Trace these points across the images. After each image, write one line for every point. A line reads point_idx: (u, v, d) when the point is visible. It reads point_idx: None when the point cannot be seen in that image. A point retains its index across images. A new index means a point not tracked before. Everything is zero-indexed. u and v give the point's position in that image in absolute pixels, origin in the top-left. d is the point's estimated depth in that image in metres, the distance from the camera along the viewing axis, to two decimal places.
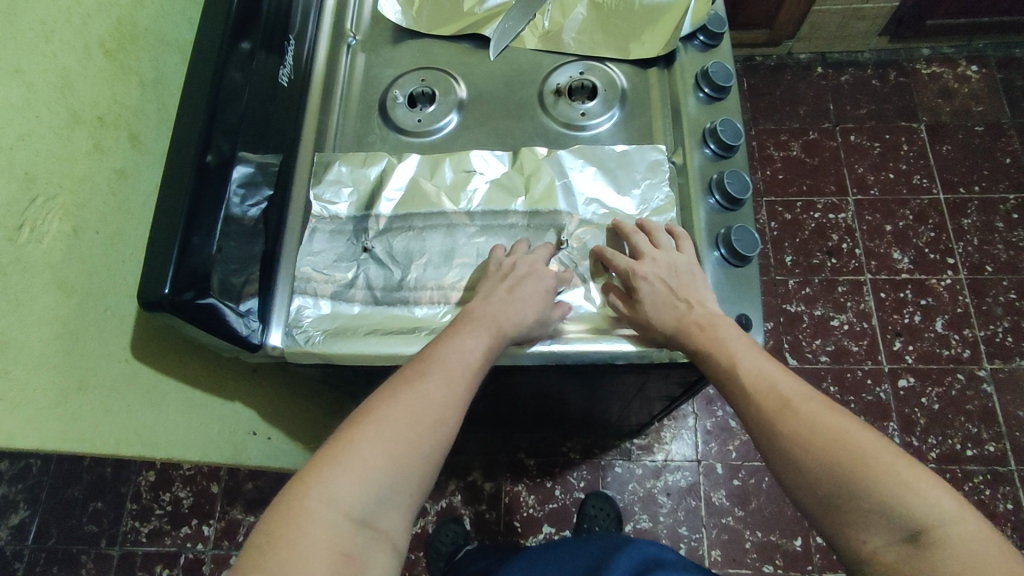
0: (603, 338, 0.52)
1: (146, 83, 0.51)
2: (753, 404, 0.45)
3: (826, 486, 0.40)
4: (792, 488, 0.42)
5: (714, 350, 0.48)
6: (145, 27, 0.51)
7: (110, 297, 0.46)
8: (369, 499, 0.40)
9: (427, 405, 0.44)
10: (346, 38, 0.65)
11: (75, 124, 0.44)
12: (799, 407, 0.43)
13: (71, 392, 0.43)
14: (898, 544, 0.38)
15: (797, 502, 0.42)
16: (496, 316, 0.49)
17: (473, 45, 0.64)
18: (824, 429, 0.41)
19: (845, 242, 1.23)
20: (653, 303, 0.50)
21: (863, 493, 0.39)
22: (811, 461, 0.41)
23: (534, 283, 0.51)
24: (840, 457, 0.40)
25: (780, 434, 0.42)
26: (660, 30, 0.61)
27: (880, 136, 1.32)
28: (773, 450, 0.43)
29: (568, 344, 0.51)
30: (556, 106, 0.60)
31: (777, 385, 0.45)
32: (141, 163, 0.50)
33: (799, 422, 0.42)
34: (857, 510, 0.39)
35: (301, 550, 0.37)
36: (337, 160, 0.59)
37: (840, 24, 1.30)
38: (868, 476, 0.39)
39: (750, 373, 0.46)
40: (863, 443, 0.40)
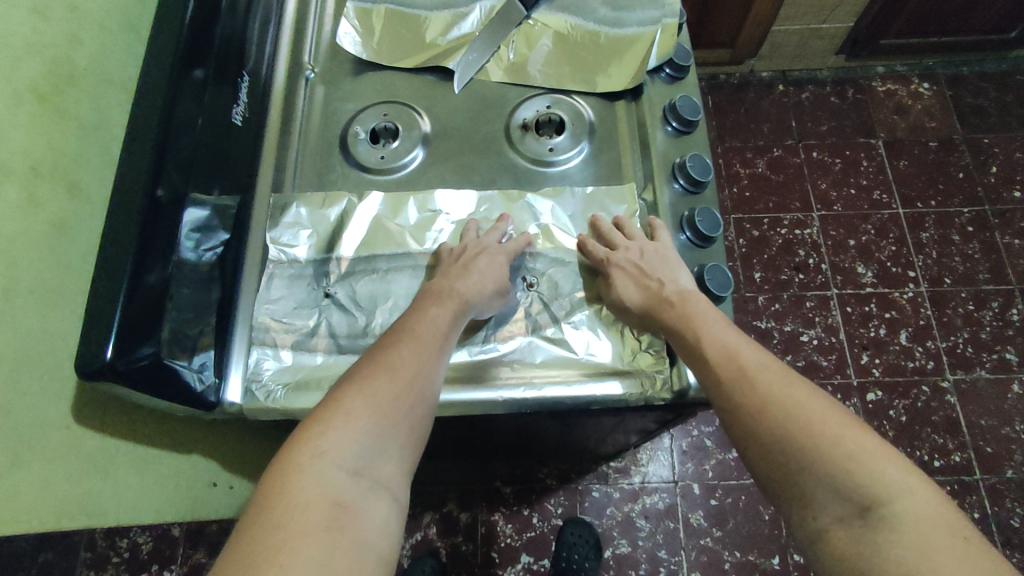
0: (610, 376, 0.49)
1: (86, 127, 0.48)
2: (711, 374, 0.44)
3: (781, 457, 0.40)
4: (750, 458, 0.41)
5: (685, 324, 0.47)
6: (83, 67, 0.48)
7: (49, 360, 0.43)
8: (362, 448, 0.39)
9: (406, 364, 0.44)
10: (304, 70, 0.63)
11: (5, 177, 0.40)
12: (758, 378, 0.43)
13: (5, 469, 0.39)
14: (847, 518, 0.37)
15: (757, 475, 0.42)
16: (456, 286, 0.48)
17: (437, 78, 0.62)
18: (784, 402, 0.41)
19: (811, 258, 1.25)
20: (626, 286, 0.50)
21: (816, 464, 0.38)
22: (769, 432, 0.40)
23: (489, 260, 0.50)
24: (795, 427, 0.40)
25: (739, 407, 0.42)
26: (626, 62, 0.60)
27: (841, 152, 1.35)
28: (734, 421, 0.42)
29: (573, 389, 0.48)
30: (523, 140, 0.59)
31: (739, 355, 0.44)
32: (79, 213, 0.46)
33: (756, 394, 0.42)
34: (813, 482, 0.38)
35: (299, 497, 0.37)
36: (295, 201, 0.56)
37: (799, 43, 1.34)
38: (822, 450, 0.38)
39: (713, 341, 0.45)
40: (819, 417, 0.40)
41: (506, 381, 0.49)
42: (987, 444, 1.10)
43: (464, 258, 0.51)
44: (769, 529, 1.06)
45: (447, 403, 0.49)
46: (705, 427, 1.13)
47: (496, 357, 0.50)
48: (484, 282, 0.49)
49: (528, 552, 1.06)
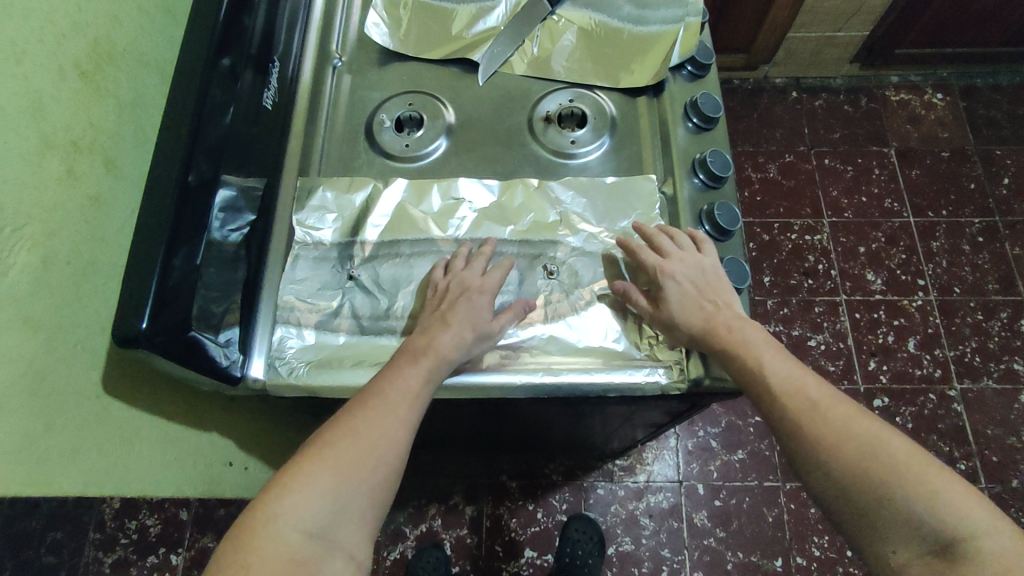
0: (628, 365, 0.50)
1: (123, 106, 0.49)
2: (778, 404, 0.45)
3: (854, 496, 0.41)
4: (823, 491, 0.42)
5: (744, 351, 0.47)
6: (123, 47, 0.49)
7: (82, 330, 0.44)
8: (319, 514, 0.41)
9: (370, 427, 0.44)
10: (331, 59, 0.64)
11: (47, 150, 0.42)
12: (828, 411, 0.43)
13: (38, 433, 0.40)
14: (927, 555, 0.38)
15: (828, 510, 0.43)
16: (434, 343, 0.47)
17: (462, 70, 0.64)
18: (861, 437, 0.42)
19: (821, 263, 1.26)
20: (680, 303, 0.50)
21: (892, 505, 0.39)
22: (839, 469, 0.41)
23: (467, 305, 0.49)
24: (873, 463, 0.40)
25: (808, 439, 0.43)
26: (649, 59, 0.61)
27: (853, 159, 1.35)
28: (804, 455, 0.43)
29: (592, 376, 0.49)
30: (545, 133, 0.60)
31: (804, 388, 0.45)
32: (114, 189, 0.48)
33: (823, 432, 0.43)
34: (891, 519, 0.39)
35: (250, 565, 0.38)
36: (322, 185, 0.57)
37: (814, 51, 1.35)
38: (903, 486, 0.39)
39: (774, 372, 0.46)
40: (902, 454, 0.40)
41: (527, 367, 0.50)
42: (993, 453, 1.11)
43: (444, 304, 0.50)
44: (773, 532, 1.06)
45: (469, 384, 0.49)
46: (711, 428, 1.14)
47: (515, 342, 0.51)
48: (460, 337, 0.48)
49: (532, 546, 1.07)
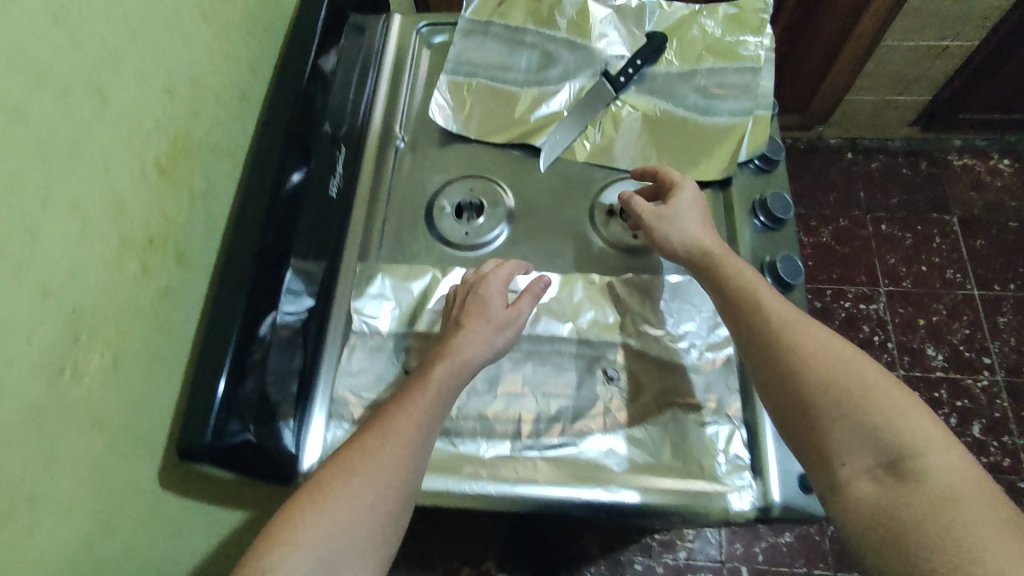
0: (693, 487, 0.47)
1: (195, 196, 0.50)
2: (763, 316, 0.47)
3: (814, 409, 0.43)
4: (786, 398, 0.44)
5: (744, 274, 0.50)
6: (200, 139, 0.50)
7: (144, 425, 0.44)
8: (317, 561, 0.39)
9: (370, 464, 0.43)
10: (394, 140, 0.65)
11: (125, 250, 0.42)
12: (808, 328, 0.46)
13: (97, 537, 0.40)
14: (877, 468, 0.40)
15: (786, 421, 0.45)
16: (456, 353, 0.48)
17: (523, 155, 0.63)
18: (837, 358, 0.44)
19: (877, 335, 1.21)
20: (691, 204, 0.54)
21: (849, 418, 0.42)
22: (804, 381, 0.44)
23: (481, 304, 0.51)
24: (843, 380, 0.43)
25: (790, 348, 0.45)
26: (717, 154, 0.59)
27: (912, 226, 1.30)
28: (781, 360, 0.45)
29: (654, 497, 0.47)
30: (607, 225, 0.60)
31: (787, 307, 0.48)
32: (181, 280, 0.48)
33: (794, 348, 0.45)
34: (846, 430, 0.42)
35: None
36: (382, 272, 0.57)
37: (873, 113, 1.31)
38: (867, 402, 0.42)
39: (771, 296, 0.48)
40: (874, 379, 0.43)
41: (584, 482, 0.48)
42: None
43: (460, 307, 0.52)
44: None
45: (525, 496, 0.48)
46: None
47: (574, 454, 0.49)
48: (475, 337, 0.49)
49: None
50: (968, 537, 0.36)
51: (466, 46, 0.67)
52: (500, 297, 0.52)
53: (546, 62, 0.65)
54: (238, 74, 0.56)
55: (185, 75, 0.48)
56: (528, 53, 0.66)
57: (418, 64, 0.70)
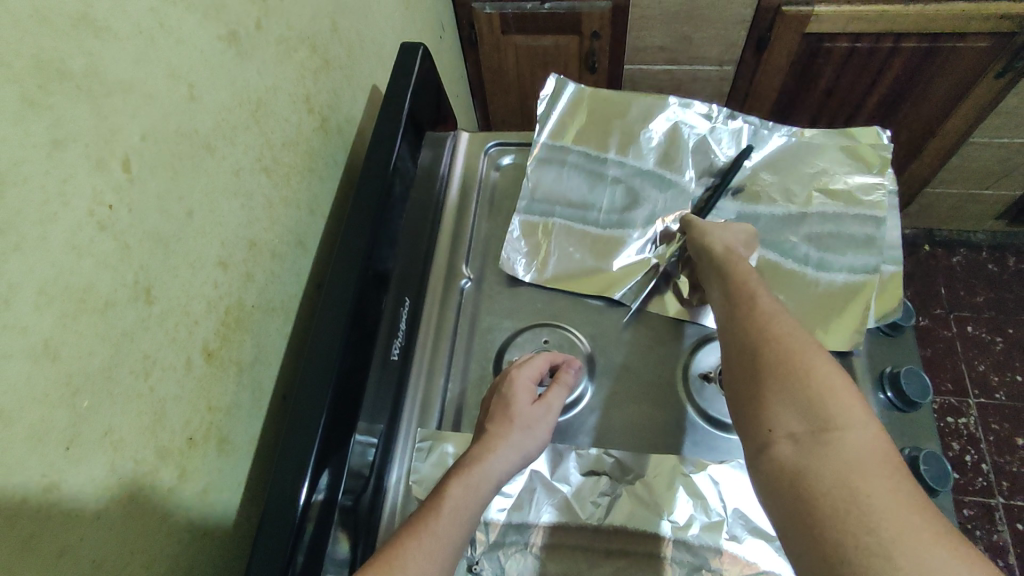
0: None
1: (244, 370, 0.44)
2: (741, 315, 0.43)
3: (766, 379, 0.38)
4: (741, 379, 0.40)
5: (739, 279, 0.46)
6: (253, 304, 0.45)
7: None
8: None
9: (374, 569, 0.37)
10: (460, 279, 0.59)
11: (162, 461, 0.36)
12: (777, 322, 0.41)
13: None
14: (800, 437, 0.35)
15: (737, 401, 0.40)
16: (482, 467, 0.44)
17: (602, 302, 0.56)
18: (790, 342, 0.39)
19: (969, 454, 1.08)
20: (731, 235, 0.52)
21: (789, 392, 0.37)
22: (767, 363, 0.39)
23: (503, 405, 0.48)
24: (784, 361, 0.38)
25: (757, 337, 0.41)
26: (839, 317, 0.51)
27: (1003, 329, 1.19)
28: (743, 350, 0.41)
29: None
30: (703, 392, 0.51)
31: (761, 301, 0.44)
32: (224, 470, 0.42)
33: (770, 336, 0.40)
34: (779, 400, 0.37)
35: None
36: (444, 443, 0.50)
37: (954, 206, 1.22)
38: (806, 380, 0.37)
39: (764, 299, 0.44)
40: (818, 361, 0.38)
41: None
42: None
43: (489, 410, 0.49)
44: None
45: None
46: None
47: None
48: (505, 442, 0.45)
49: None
50: (877, 521, 0.30)
51: (542, 181, 0.62)
52: (527, 394, 0.49)
53: (631, 200, 0.61)
54: (297, 219, 0.51)
55: (240, 240, 0.43)
56: (610, 188, 0.62)
57: (486, 187, 0.65)
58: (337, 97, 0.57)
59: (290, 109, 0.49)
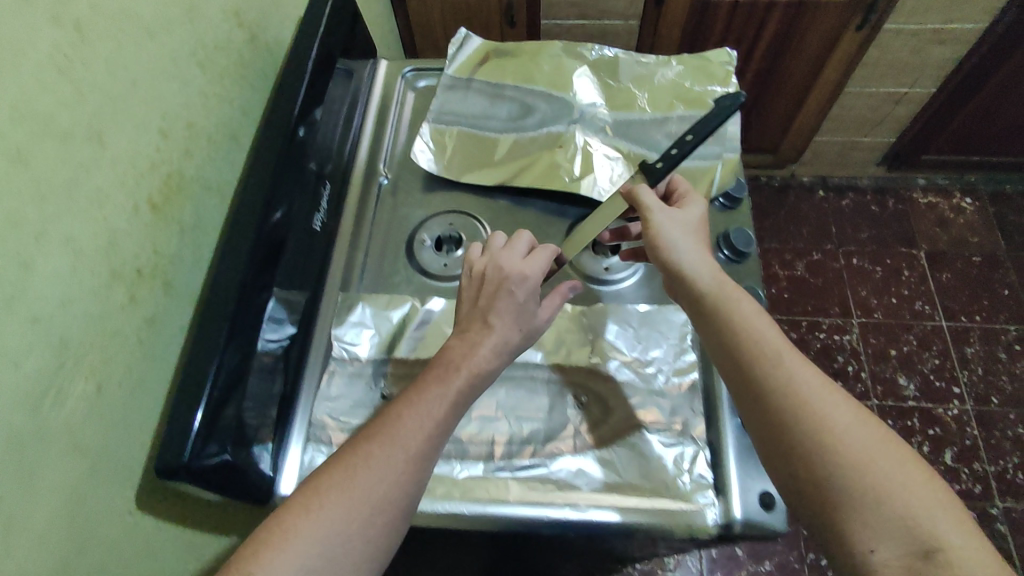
0: (656, 507, 0.49)
1: (185, 229, 0.52)
2: (778, 395, 0.42)
3: (847, 496, 0.37)
4: (808, 488, 0.39)
5: (721, 312, 0.47)
6: (191, 176, 0.53)
7: (124, 450, 0.45)
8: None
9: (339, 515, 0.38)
10: (378, 177, 0.68)
11: (115, 280, 0.44)
12: (831, 413, 0.40)
13: (74, 559, 0.41)
14: (906, 557, 0.35)
15: (812, 512, 0.39)
16: (475, 357, 0.47)
17: (509, 202, 0.65)
18: (854, 447, 0.38)
19: (851, 365, 1.24)
20: (674, 228, 0.53)
21: (881, 510, 0.36)
22: (839, 474, 0.38)
23: (507, 298, 0.50)
24: (859, 470, 0.38)
25: (814, 435, 0.39)
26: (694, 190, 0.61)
27: (882, 260, 1.35)
28: (801, 450, 0.40)
29: (619, 516, 0.49)
30: (580, 258, 0.61)
31: (801, 384, 0.42)
32: (169, 309, 0.50)
33: (819, 409, 0.40)
34: (869, 517, 0.36)
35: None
36: (362, 300, 0.59)
37: (840, 153, 1.38)
38: (890, 491, 0.36)
39: (801, 374, 0.42)
40: (891, 464, 0.37)
41: (549, 500, 0.50)
42: None
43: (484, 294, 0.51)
44: None
45: (493, 516, 0.49)
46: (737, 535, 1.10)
47: (544, 475, 0.51)
48: (512, 332, 0.49)
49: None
50: None
51: (449, 99, 0.69)
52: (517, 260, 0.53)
53: (525, 111, 0.68)
54: (229, 115, 0.59)
55: (177, 118, 0.51)
56: (509, 103, 0.69)
57: (403, 105, 0.74)
58: (265, 17, 0.65)
59: (220, 18, 0.57)
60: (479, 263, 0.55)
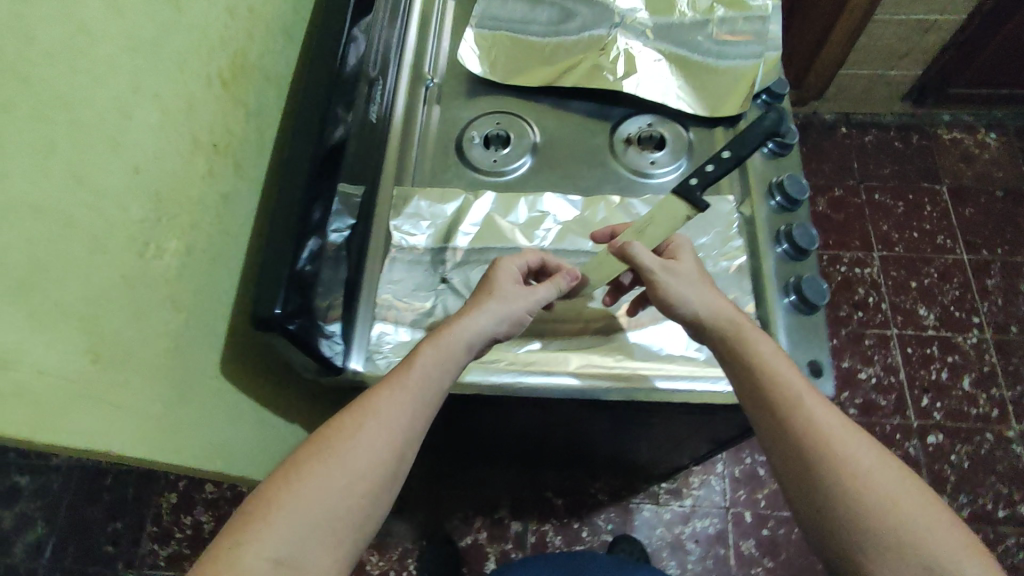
0: (710, 374, 0.54)
1: (251, 113, 0.53)
2: (806, 443, 0.45)
3: (865, 534, 0.42)
4: (831, 525, 0.43)
5: (741, 350, 0.49)
6: (253, 62, 0.54)
7: (209, 314, 0.48)
8: (286, 540, 0.40)
9: (335, 474, 0.43)
10: (425, 79, 0.68)
11: (196, 149, 0.46)
12: (850, 458, 0.44)
13: (171, 403, 0.44)
14: None
15: (832, 546, 0.44)
16: (443, 335, 0.49)
17: (549, 103, 0.67)
18: (873, 492, 0.43)
19: (871, 296, 1.26)
20: (678, 273, 0.52)
21: (891, 546, 0.41)
22: (857, 514, 0.42)
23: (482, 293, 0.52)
24: (876, 513, 0.42)
25: (835, 478, 0.44)
26: (734, 92, 0.63)
27: (903, 195, 1.36)
28: (825, 489, 0.44)
29: (678, 382, 0.53)
30: (625, 153, 0.63)
31: (829, 437, 0.45)
32: (241, 188, 0.52)
33: (840, 463, 0.44)
34: (888, 553, 0.41)
35: (231, 542, 0.39)
36: (415, 195, 0.61)
37: (866, 88, 1.37)
38: (902, 527, 0.41)
39: (825, 421, 0.46)
40: (909, 506, 0.42)
41: (612, 369, 0.54)
42: None
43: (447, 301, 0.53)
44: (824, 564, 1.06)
45: (558, 383, 0.53)
46: (759, 456, 1.14)
47: (600, 347, 0.55)
48: (479, 311, 0.51)
49: (562, 555, 1.09)
50: None
51: (490, 3, 0.70)
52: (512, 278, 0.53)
53: (564, 16, 0.69)
54: (283, 8, 0.59)
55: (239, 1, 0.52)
56: (549, 8, 0.69)
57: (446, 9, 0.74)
58: None
59: None
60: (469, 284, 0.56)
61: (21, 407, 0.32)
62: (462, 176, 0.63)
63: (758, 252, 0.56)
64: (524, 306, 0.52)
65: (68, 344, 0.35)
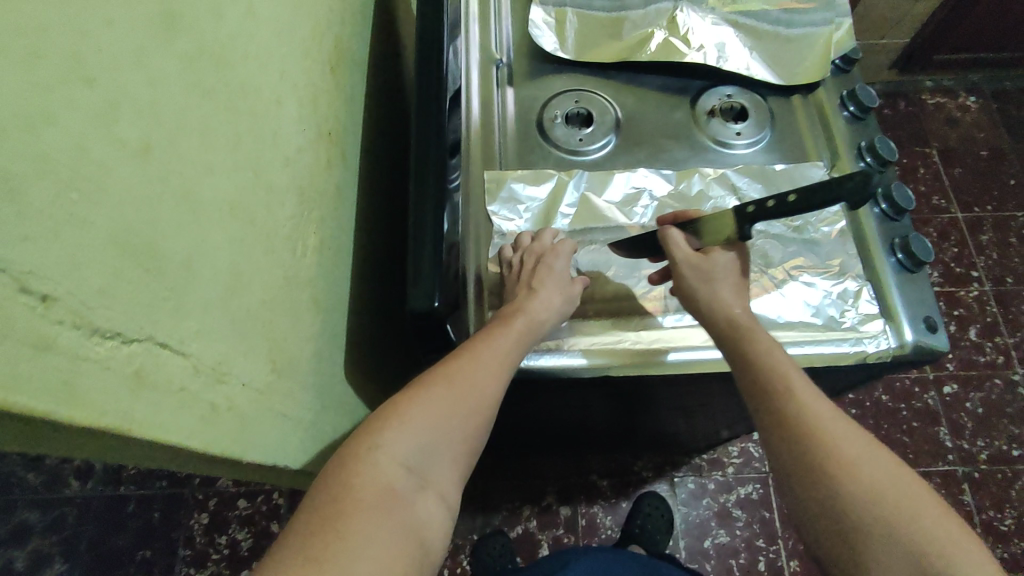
0: (834, 337, 0.53)
1: (349, 100, 0.50)
2: (798, 432, 0.43)
3: (854, 528, 0.39)
4: (819, 519, 0.41)
5: (749, 340, 0.47)
6: (348, 44, 0.50)
7: (336, 314, 0.45)
8: (416, 451, 0.40)
9: (463, 391, 0.43)
10: (494, 61, 0.66)
11: (319, 138, 0.43)
12: (845, 448, 0.42)
13: (316, 409, 0.42)
14: None
15: (825, 543, 0.41)
16: (525, 307, 0.48)
17: (623, 79, 0.65)
18: (867, 483, 0.40)
19: None
20: (700, 271, 0.49)
21: (886, 539, 0.39)
22: (848, 506, 0.40)
23: (548, 269, 0.51)
24: (873, 504, 0.39)
25: (830, 466, 0.41)
26: (810, 60, 0.64)
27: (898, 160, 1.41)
28: (817, 480, 0.41)
29: (804, 348, 0.52)
30: (709, 125, 0.63)
31: (819, 425, 0.43)
32: (348, 180, 0.49)
33: (833, 451, 0.42)
34: (883, 547, 0.39)
35: (366, 448, 0.39)
36: (508, 178, 0.59)
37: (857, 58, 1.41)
38: (900, 519, 0.39)
39: (820, 410, 0.43)
40: (907, 498, 0.40)
41: None
42: None
43: (527, 274, 0.51)
44: None
45: (686, 359, 0.52)
46: None
47: None
48: (541, 293, 0.49)
49: (613, 534, 1.09)
50: None
51: None
52: (563, 259, 0.52)
53: None
54: None
55: None
56: None
57: None
58: None
59: None
60: (512, 254, 0.54)
61: (230, 424, 0.29)
62: (547, 157, 0.61)
63: (859, 213, 0.58)
64: (578, 286, 0.52)
65: (254, 352, 0.32)
